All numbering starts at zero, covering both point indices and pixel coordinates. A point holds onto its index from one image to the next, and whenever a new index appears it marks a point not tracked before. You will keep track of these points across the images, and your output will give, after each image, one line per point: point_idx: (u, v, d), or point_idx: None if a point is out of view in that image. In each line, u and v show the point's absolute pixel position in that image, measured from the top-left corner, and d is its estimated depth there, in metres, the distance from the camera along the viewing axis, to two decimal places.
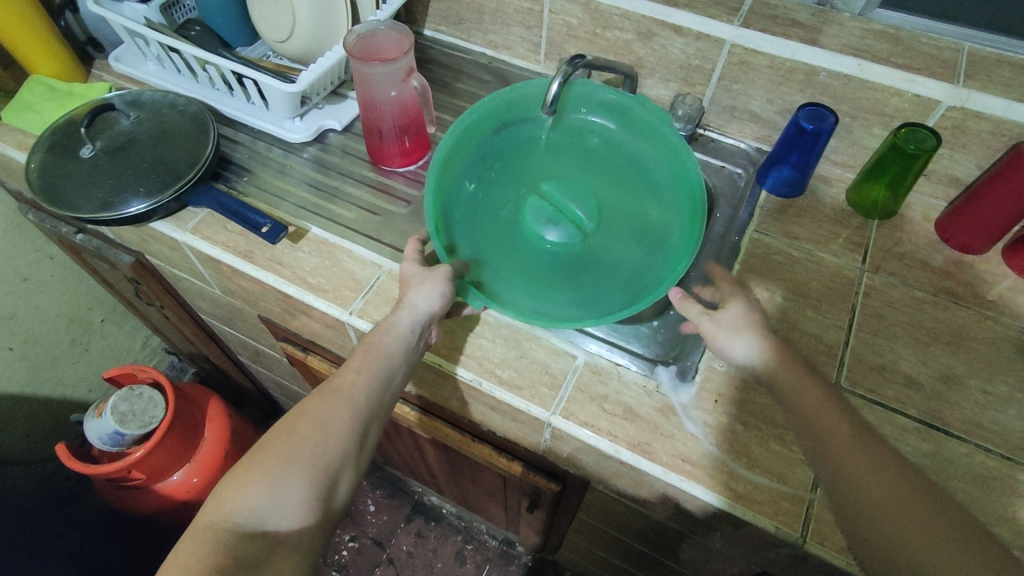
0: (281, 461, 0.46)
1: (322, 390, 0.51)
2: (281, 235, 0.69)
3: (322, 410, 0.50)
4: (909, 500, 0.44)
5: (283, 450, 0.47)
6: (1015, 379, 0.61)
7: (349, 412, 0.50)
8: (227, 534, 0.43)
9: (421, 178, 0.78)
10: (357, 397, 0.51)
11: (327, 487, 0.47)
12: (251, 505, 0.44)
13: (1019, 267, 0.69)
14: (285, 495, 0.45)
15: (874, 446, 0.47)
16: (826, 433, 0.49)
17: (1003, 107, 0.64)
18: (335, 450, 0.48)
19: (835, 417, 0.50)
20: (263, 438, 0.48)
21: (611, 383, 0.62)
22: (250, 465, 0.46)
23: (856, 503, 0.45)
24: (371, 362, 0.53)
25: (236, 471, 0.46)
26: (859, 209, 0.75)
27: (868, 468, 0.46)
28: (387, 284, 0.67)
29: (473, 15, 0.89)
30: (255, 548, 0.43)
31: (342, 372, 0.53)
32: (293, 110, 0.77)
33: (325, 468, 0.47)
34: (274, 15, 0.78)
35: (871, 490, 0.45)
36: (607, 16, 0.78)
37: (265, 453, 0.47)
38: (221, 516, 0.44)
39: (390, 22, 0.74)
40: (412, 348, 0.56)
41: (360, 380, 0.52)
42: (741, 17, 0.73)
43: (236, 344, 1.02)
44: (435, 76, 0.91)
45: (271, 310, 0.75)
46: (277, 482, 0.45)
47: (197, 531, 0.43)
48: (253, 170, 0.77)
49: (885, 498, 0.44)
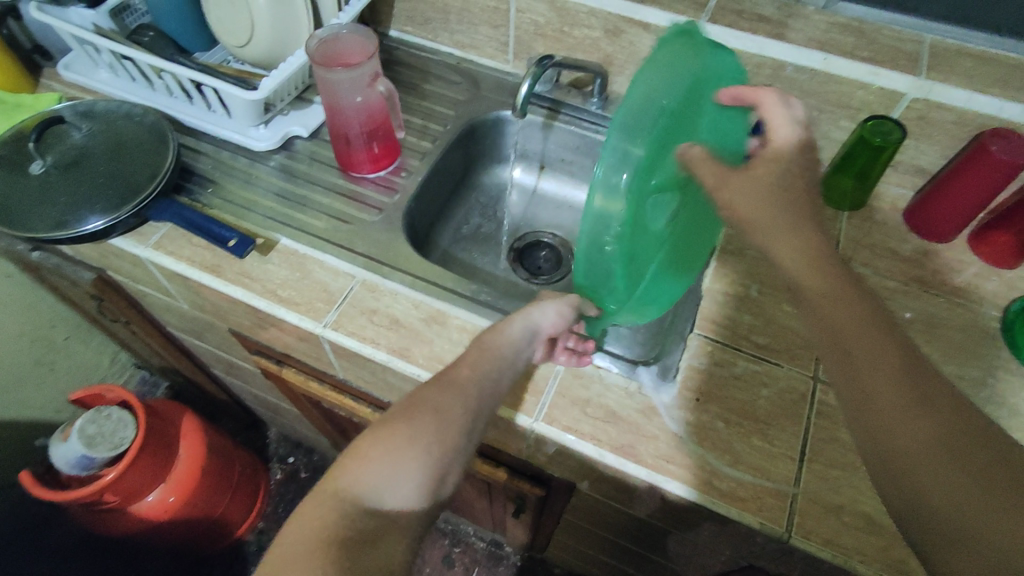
0: (404, 441, 0.44)
1: (437, 380, 0.50)
2: (249, 248, 0.67)
3: (440, 399, 0.48)
4: (968, 468, 0.39)
5: (405, 429, 0.45)
6: (985, 364, 0.63)
7: (463, 406, 0.48)
8: (350, 505, 0.40)
9: (391, 184, 0.77)
10: (468, 390, 0.50)
11: (439, 478, 0.45)
12: (373, 482, 0.42)
13: (985, 254, 0.70)
14: (403, 478, 0.43)
15: (929, 401, 0.41)
16: (875, 375, 0.43)
17: (965, 98, 0.66)
18: (453, 441, 0.46)
19: (874, 333, 0.44)
20: (384, 415, 0.46)
21: (593, 386, 0.62)
22: (373, 440, 0.44)
23: (884, 446, 0.42)
24: (485, 362, 0.53)
25: (360, 445, 0.44)
26: (830, 201, 0.76)
27: (925, 432, 0.40)
28: (362, 295, 0.66)
29: (439, 15, 0.87)
30: (372, 524, 0.40)
31: (458, 366, 0.52)
32: (256, 117, 0.75)
33: (440, 458, 0.45)
34: (231, 19, 0.76)
35: (916, 442, 0.40)
36: (574, 14, 0.78)
37: (390, 428, 0.45)
38: (345, 485, 0.41)
39: (354, 25, 0.73)
40: (519, 356, 0.55)
41: (475, 377, 0.51)
42: (708, 12, 0.73)
43: (209, 357, 0.99)
44: (403, 78, 0.89)
45: (241, 323, 0.73)
46: (397, 463, 0.43)
47: (322, 496, 0.41)
48: (216, 180, 0.75)
49: (944, 466, 0.39)
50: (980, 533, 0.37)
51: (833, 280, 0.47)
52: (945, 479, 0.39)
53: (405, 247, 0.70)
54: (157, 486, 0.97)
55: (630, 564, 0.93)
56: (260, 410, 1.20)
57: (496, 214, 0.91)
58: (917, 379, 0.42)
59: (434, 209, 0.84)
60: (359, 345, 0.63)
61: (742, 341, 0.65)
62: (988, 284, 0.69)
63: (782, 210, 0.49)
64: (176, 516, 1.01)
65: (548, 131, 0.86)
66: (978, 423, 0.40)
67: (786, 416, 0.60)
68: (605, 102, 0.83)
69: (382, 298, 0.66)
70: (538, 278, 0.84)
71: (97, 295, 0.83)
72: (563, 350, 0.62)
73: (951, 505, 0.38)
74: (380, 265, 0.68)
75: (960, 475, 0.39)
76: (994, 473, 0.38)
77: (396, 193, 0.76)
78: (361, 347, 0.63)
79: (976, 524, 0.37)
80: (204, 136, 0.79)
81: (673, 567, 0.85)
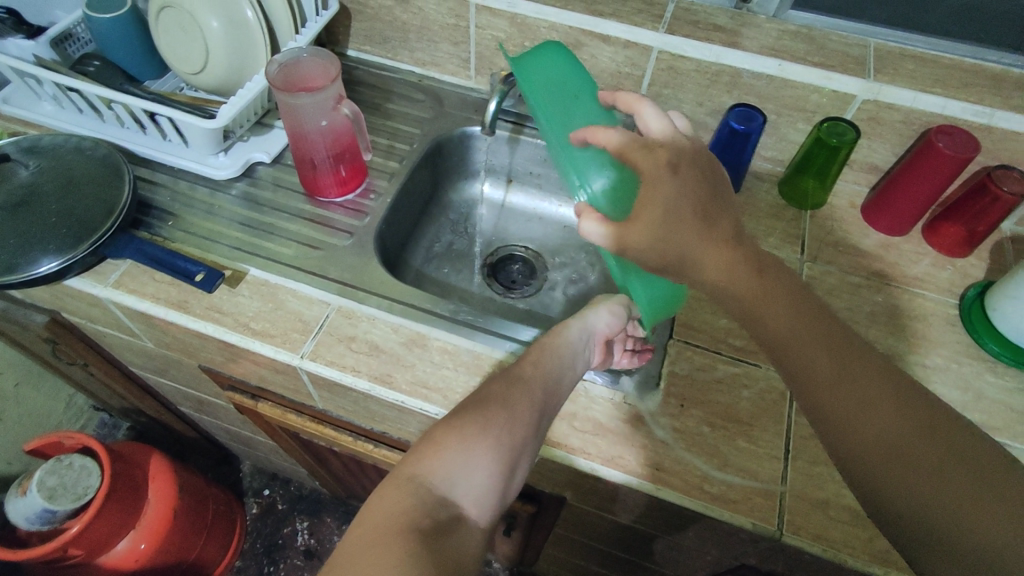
0: (477, 431, 0.44)
1: (507, 377, 0.51)
2: (218, 281, 0.66)
3: (510, 393, 0.49)
4: (933, 469, 0.40)
5: (478, 420, 0.45)
6: (948, 350, 0.66)
7: (530, 400, 0.49)
8: (425, 490, 0.40)
9: (360, 207, 0.75)
10: (533, 386, 0.50)
11: (509, 470, 0.44)
12: (448, 469, 0.41)
13: (939, 245, 0.74)
14: (475, 467, 0.42)
15: (889, 408, 0.42)
16: (834, 386, 0.44)
17: (911, 98, 0.69)
18: (521, 433, 0.46)
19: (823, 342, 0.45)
20: (455, 410, 0.46)
21: (579, 399, 0.62)
22: (450, 429, 0.44)
23: (852, 452, 0.43)
24: (546, 359, 0.54)
25: (436, 434, 0.43)
26: (791, 201, 0.79)
27: (888, 438, 0.42)
28: (339, 323, 0.65)
29: (398, 34, 0.86)
30: (447, 512, 0.39)
31: (522, 364, 0.53)
32: (216, 146, 0.73)
33: (510, 449, 0.45)
34: (183, 47, 0.73)
35: (883, 450, 0.42)
36: (534, 29, 0.78)
37: (461, 418, 0.45)
38: (420, 471, 0.41)
39: (313, 48, 0.72)
40: (576, 356, 0.57)
41: (539, 371, 0.52)
42: (665, 23, 0.74)
43: (176, 395, 0.95)
44: (365, 99, 0.88)
45: (212, 359, 0.71)
46: (473, 452, 0.43)
47: (399, 482, 0.40)
48: (177, 213, 0.72)
49: (915, 474, 0.40)
50: (958, 534, 0.38)
51: (775, 299, 0.46)
52: (913, 486, 0.40)
53: (379, 271, 0.69)
54: (126, 533, 0.92)
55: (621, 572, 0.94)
56: (232, 444, 1.16)
57: (467, 231, 0.91)
58: (874, 385, 0.43)
59: (405, 230, 0.83)
60: (340, 374, 0.61)
61: (720, 344, 0.66)
62: (944, 273, 0.72)
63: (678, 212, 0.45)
64: (148, 564, 0.96)
65: (514, 145, 0.87)
66: (935, 418, 0.42)
67: (768, 416, 0.61)
68: None
69: (360, 324, 0.65)
70: (513, 293, 0.84)
71: (51, 339, 0.78)
72: (622, 354, 0.63)
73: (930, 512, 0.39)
74: (354, 290, 0.67)
75: (926, 479, 0.40)
76: (958, 471, 0.40)
77: (365, 215, 0.75)
78: (342, 376, 0.61)
79: (954, 527, 0.39)
80: (160, 166, 0.76)
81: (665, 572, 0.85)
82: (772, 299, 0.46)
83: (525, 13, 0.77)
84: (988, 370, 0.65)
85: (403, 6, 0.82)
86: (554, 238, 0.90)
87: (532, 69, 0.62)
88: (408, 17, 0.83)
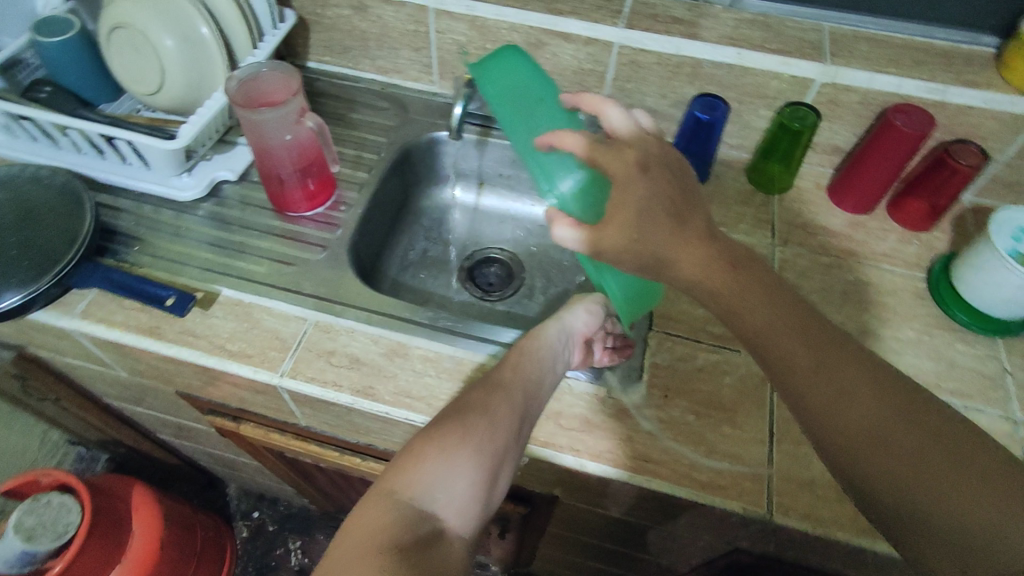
0: (457, 440, 0.44)
1: (486, 384, 0.51)
2: (190, 304, 0.64)
3: (490, 400, 0.49)
4: (912, 456, 0.41)
5: (457, 431, 0.45)
6: (919, 323, 0.68)
7: (511, 405, 0.50)
8: (405, 506, 0.40)
9: (331, 219, 0.74)
10: (513, 391, 0.51)
11: (491, 479, 0.45)
12: (427, 481, 0.42)
13: (903, 221, 0.76)
14: (455, 478, 0.43)
15: (866, 396, 0.43)
16: (812, 377, 0.44)
17: (868, 79, 0.71)
18: (502, 440, 0.47)
19: (800, 336, 0.45)
20: (436, 418, 0.47)
21: (564, 397, 0.62)
22: (428, 441, 0.44)
23: (832, 440, 0.44)
24: (525, 364, 0.54)
25: (415, 447, 0.44)
26: (758, 185, 0.80)
27: (867, 426, 0.42)
28: (317, 338, 0.64)
29: (358, 42, 0.85)
30: (428, 525, 0.39)
31: (501, 368, 0.53)
32: (179, 167, 0.71)
33: (491, 457, 0.45)
34: (138, 67, 0.71)
35: (862, 438, 0.42)
36: (495, 31, 0.78)
37: (440, 430, 0.45)
38: (399, 487, 0.41)
39: (271, 62, 0.71)
40: (557, 359, 0.57)
41: (518, 376, 0.53)
42: (625, 18, 0.75)
43: (155, 423, 0.93)
44: (329, 110, 0.87)
45: (189, 384, 0.69)
46: (452, 464, 0.43)
47: (377, 498, 0.41)
48: (143, 237, 0.70)
49: (895, 460, 0.41)
50: (937, 515, 0.40)
51: (750, 295, 0.46)
52: (893, 472, 0.41)
53: (355, 283, 0.68)
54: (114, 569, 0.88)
55: (617, 565, 0.94)
56: (217, 468, 1.14)
57: (441, 237, 0.90)
58: (850, 373, 0.44)
59: (379, 240, 0.82)
60: (321, 390, 0.61)
61: (700, 332, 0.67)
62: (910, 247, 0.74)
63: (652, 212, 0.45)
64: None
65: (482, 148, 0.86)
66: (912, 403, 0.43)
67: (750, 400, 0.62)
68: None
69: (339, 338, 0.64)
70: (491, 295, 0.84)
71: (19, 375, 0.76)
72: (604, 352, 0.63)
73: (910, 497, 0.41)
74: (330, 304, 0.66)
75: (907, 465, 0.41)
76: (935, 455, 0.41)
77: (337, 228, 0.74)
78: (324, 393, 0.61)
79: (935, 509, 0.40)
80: (123, 190, 0.74)
81: (660, 562, 0.86)
82: (744, 294, 0.46)
83: (485, 15, 0.77)
84: (958, 340, 0.66)
85: (361, 14, 0.81)
86: (529, 237, 0.90)
87: (496, 74, 0.63)
88: (367, 25, 0.82)
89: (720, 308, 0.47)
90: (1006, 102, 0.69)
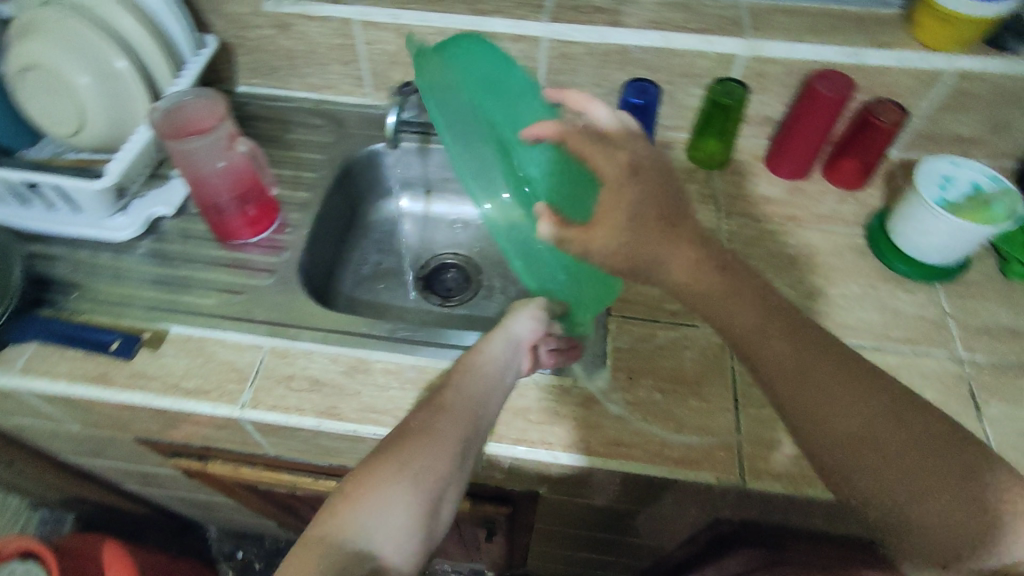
0: (393, 475, 0.44)
1: (430, 406, 0.51)
2: (137, 346, 0.62)
3: (431, 426, 0.48)
4: (895, 459, 0.43)
5: (395, 461, 0.45)
6: (862, 279, 0.70)
7: (452, 429, 0.49)
8: (336, 550, 0.40)
9: (277, 243, 0.73)
10: (458, 412, 0.50)
11: (430, 509, 0.44)
12: (360, 522, 0.41)
13: (838, 182, 0.79)
14: (390, 515, 0.42)
15: (851, 399, 0.45)
16: (798, 379, 0.46)
17: (789, 49, 0.73)
18: (443, 467, 0.46)
19: (786, 340, 0.47)
20: (374, 451, 0.46)
21: (531, 393, 0.62)
22: (361, 479, 0.43)
23: (817, 438, 0.45)
24: (471, 380, 0.54)
25: (349, 486, 0.43)
26: (699, 163, 0.81)
27: (852, 427, 0.44)
28: (274, 364, 0.63)
29: (285, 62, 0.84)
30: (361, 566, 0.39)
31: (445, 388, 0.53)
32: (111, 206, 0.69)
33: (430, 488, 0.45)
34: (55, 107, 0.69)
35: (847, 440, 0.44)
36: (422, 37, 0.78)
37: (377, 465, 0.44)
38: (331, 529, 0.41)
39: (196, 90, 0.71)
40: (505, 369, 0.56)
41: (462, 395, 0.52)
42: (548, 12, 0.76)
43: (118, 474, 0.89)
44: (263, 133, 0.85)
45: (147, 429, 0.67)
46: (387, 500, 0.43)
47: (308, 544, 0.40)
48: (81, 283, 0.68)
49: (879, 460, 0.43)
50: (905, 503, 0.42)
51: (738, 294, 0.49)
52: (876, 474, 0.43)
53: (308, 304, 0.67)
54: None
55: (605, 552, 0.95)
56: (191, 512, 1.11)
57: (394, 248, 0.90)
58: (831, 371, 0.46)
59: (332, 259, 0.81)
60: (284, 417, 0.59)
61: (657, 312, 0.68)
62: (847, 206, 0.77)
63: (636, 210, 0.47)
64: None
65: (425, 154, 0.87)
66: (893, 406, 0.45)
67: (712, 372, 0.63)
68: None
69: (297, 362, 0.63)
70: (451, 300, 0.84)
71: None
72: (548, 354, 0.62)
73: (884, 479, 0.43)
74: (285, 329, 0.65)
75: (890, 468, 0.43)
76: (916, 459, 0.42)
77: (284, 250, 0.73)
78: (287, 419, 0.59)
79: (916, 510, 0.42)
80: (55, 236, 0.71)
81: (647, 543, 0.87)
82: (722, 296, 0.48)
83: (410, 23, 0.77)
84: (900, 291, 0.69)
85: (285, 33, 0.80)
86: (482, 239, 0.90)
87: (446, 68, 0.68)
88: (292, 43, 0.81)
89: (701, 306, 0.49)
90: (919, 59, 0.72)
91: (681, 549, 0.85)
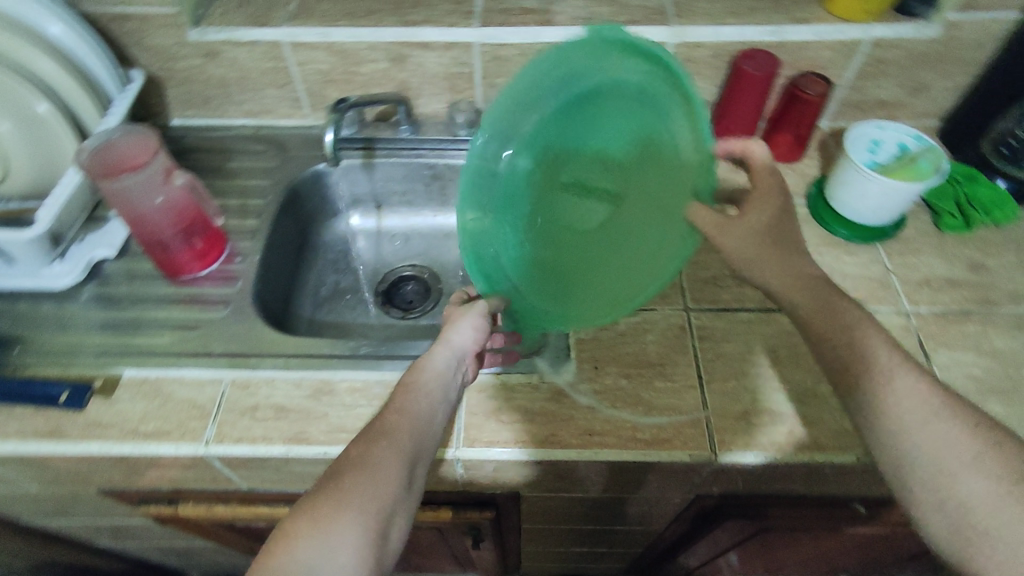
0: (336, 509, 0.47)
1: (366, 436, 0.54)
2: (88, 395, 0.64)
3: (373, 455, 0.52)
4: (946, 439, 0.53)
5: (333, 500, 0.48)
6: None
7: (394, 455, 0.52)
8: None
9: (226, 274, 0.79)
10: (400, 441, 0.54)
11: (379, 539, 0.48)
12: (300, 559, 0.44)
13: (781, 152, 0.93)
14: (332, 548, 0.45)
15: (913, 387, 0.56)
16: (881, 355, 0.58)
17: (711, 33, 0.87)
18: (386, 494, 0.50)
19: (873, 324, 0.61)
20: (313, 490, 0.49)
21: (488, 393, 0.67)
22: (299, 519, 0.46)
23: (880, 417, 0.56)
24: (408, 403, 0.57)
25: (286, 527, 0.46)
26: None
27: (918, 402, 0.55)
28: (235, 397, 0.66)
29: (218, 90, 0.93)
30: None
31: (386, 413, 0.56)
32: (47, 255, 0.72)
33: (374, 516, 0.48)
34: None
35: (928, 416, 0.54)
36: (357, 52, 0.88)
37: (317, 504, 0.47)
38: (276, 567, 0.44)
39: (125, 127, 0.75)
40: (445, 381, 0.61)
41: (403, 418, 0.56)
42: (479, 17, 0.86)
43: (87, 532, 0.87)
44: (206, 164, 0.94)
45: (111, 480, 0.68)
46: (327, 537, 0.45)
47: None
48: (25, 335, 0.70)
49: (939, 424, 0.54)
50: (961, 474, 0.52)
51: (806, 280, 0.65)
52: (935, 439, 0.53)
53: (266, 332, 0.72)
54: None
55: (592, 544, 0.98)
56: (167, 562, 1.08)
57: (349, 266, 0.98)
58: (883, 349, 0.59)
59: (277, 279, 0.85)
60: (252, 448, 0.63)
61: None
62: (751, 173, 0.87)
63: (751, 237, 0.68)
64: None
65: (369, 170, 0.95)
66: (965, 407, 0.55)
67: (676, 352, 0.70)
68: (415, 125, 0.93)
69: (260, 391, 0.66)
70: (413, 311, 0.92)
71: None
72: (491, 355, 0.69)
73: (888, 409, 0.56)
74: (246, 358, 0.69)
75: (954, 430, 0.53)
76: (975, 435, 0.53)
77: (234, 280, 0.79)
78: (254, 450, 0.63)
79: (943, 471, 0.52)
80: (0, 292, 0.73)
81: (631, 529, 0.90)
82: (806, 303, 0.64)
83: (343, 41, 0.86)
84: None
85: (216, 61, 0.89)
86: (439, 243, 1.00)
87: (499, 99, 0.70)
88: (222, 70, 0.90)
89: (784, 294, 0.66)
90: (835, 31, 0.88)
91: (668, 526, 0.88)
